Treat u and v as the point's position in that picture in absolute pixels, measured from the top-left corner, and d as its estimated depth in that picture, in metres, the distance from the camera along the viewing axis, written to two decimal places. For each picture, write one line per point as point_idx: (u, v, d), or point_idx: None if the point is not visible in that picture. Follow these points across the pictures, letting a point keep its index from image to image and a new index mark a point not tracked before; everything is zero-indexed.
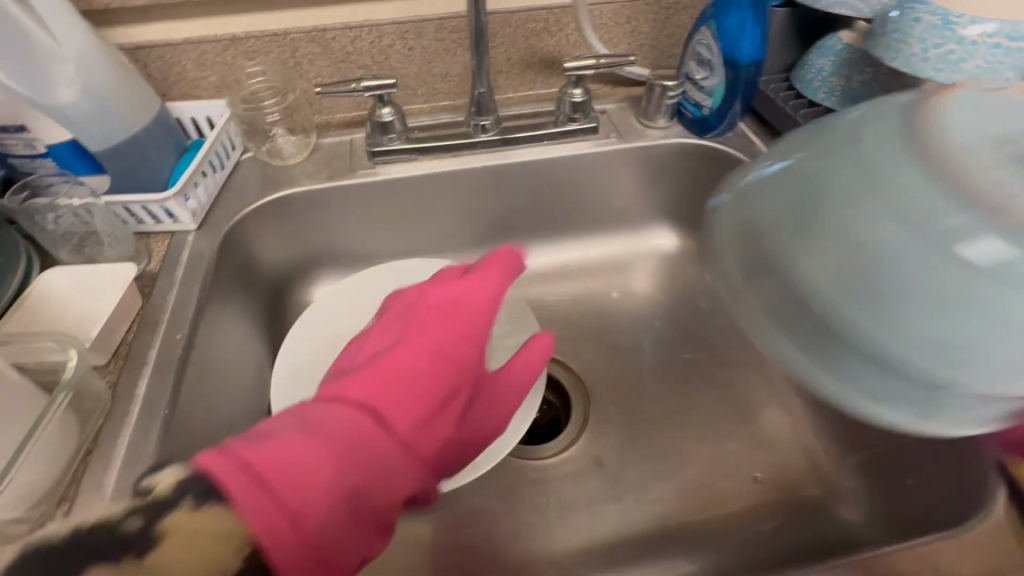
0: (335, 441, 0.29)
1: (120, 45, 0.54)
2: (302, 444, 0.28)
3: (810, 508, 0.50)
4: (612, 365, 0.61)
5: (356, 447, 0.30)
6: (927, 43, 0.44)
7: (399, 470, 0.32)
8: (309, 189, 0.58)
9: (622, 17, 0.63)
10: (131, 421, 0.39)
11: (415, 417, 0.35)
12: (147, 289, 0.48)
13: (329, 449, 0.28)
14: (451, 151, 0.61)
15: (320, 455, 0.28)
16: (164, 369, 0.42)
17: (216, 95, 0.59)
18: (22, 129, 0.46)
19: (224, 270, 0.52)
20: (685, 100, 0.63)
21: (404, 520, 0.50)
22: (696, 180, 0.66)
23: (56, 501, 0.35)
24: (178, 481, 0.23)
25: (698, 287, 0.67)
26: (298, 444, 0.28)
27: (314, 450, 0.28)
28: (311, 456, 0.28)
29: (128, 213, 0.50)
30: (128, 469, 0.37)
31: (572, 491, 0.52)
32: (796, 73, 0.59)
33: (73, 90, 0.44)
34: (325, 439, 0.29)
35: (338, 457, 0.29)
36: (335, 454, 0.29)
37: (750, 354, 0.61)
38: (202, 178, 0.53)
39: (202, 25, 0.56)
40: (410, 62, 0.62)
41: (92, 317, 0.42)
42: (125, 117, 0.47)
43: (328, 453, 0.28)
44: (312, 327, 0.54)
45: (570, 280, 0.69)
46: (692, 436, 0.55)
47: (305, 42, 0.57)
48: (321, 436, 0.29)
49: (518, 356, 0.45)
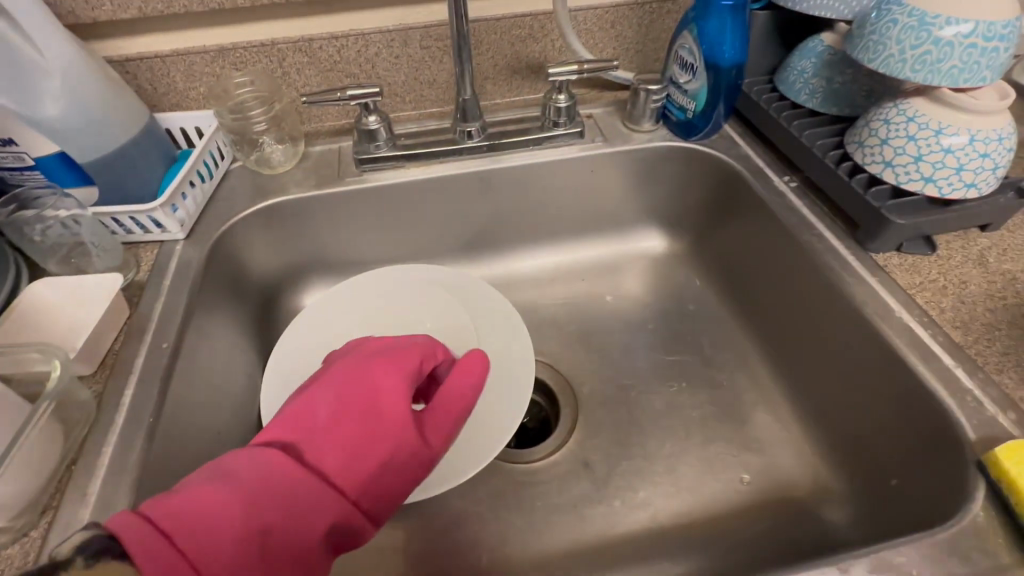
0: (246, 487, 0.33)
1: (108, 57, 0.55)
2: (215, 491, 0.33)
3: (797, 510, 0.50)
4: (601, 368, 0.61)
5: (269, 490, 0.34)
6: (904, 44, 0.44)
7: (313, 509, 0.35)
8: (298, 198, 0.59)
9: (606, 22, 0.63)
10: (115, 430, 0.39)
11: (337, 457, 0.38)
12: (135, 299, 0.48)
13: (238, 495, 0.33)
14: (439, 158, 0.61)
15: (228, 501, 0.32)
16: (149, 378, 0.42)
17: (205, 105, 0.59)
18: (10, 143, 0.46)
19: (213, 278, 0.53)
20: (669, 104, 0.64)
21: (392, 525, 0.50)
22: (683, 182, 0.67)
23: (39, 510, 0.35)
24: (81, 543, 0.27)
25: (686, 289, 0.68)
26: (212, 491, 0.33)
27: (224, 496, 0.33)
28: (221, 503, 0.32)
29: (116, 223, 0.50)
30: (112, 477, 0.37)
31: (559, 494, 0.52)
32: (780, 75, 0.60)
33: (59, 103, 0.44)
34: (237, 485, 0.33)
35: (247, 502, 0.33)
36: (244, 498, 0.33)
37: (738, 355, 0.61)
38: (190, 188, 0.54)
39: (190, 36, 0.56)
40: (397, 70, 0.62)
41: (78, 327, 0.43)
42: (113, 129, 0.48)
43: (236, 498, 0.33)
44: (301, 334, 0.55)
45: (559, 283, 0.69)
46: (680, 438, 0.55)
47: (292, 52, 0.58)
48: (235, 482, 0.34)
49: (455, 385, 0.45)
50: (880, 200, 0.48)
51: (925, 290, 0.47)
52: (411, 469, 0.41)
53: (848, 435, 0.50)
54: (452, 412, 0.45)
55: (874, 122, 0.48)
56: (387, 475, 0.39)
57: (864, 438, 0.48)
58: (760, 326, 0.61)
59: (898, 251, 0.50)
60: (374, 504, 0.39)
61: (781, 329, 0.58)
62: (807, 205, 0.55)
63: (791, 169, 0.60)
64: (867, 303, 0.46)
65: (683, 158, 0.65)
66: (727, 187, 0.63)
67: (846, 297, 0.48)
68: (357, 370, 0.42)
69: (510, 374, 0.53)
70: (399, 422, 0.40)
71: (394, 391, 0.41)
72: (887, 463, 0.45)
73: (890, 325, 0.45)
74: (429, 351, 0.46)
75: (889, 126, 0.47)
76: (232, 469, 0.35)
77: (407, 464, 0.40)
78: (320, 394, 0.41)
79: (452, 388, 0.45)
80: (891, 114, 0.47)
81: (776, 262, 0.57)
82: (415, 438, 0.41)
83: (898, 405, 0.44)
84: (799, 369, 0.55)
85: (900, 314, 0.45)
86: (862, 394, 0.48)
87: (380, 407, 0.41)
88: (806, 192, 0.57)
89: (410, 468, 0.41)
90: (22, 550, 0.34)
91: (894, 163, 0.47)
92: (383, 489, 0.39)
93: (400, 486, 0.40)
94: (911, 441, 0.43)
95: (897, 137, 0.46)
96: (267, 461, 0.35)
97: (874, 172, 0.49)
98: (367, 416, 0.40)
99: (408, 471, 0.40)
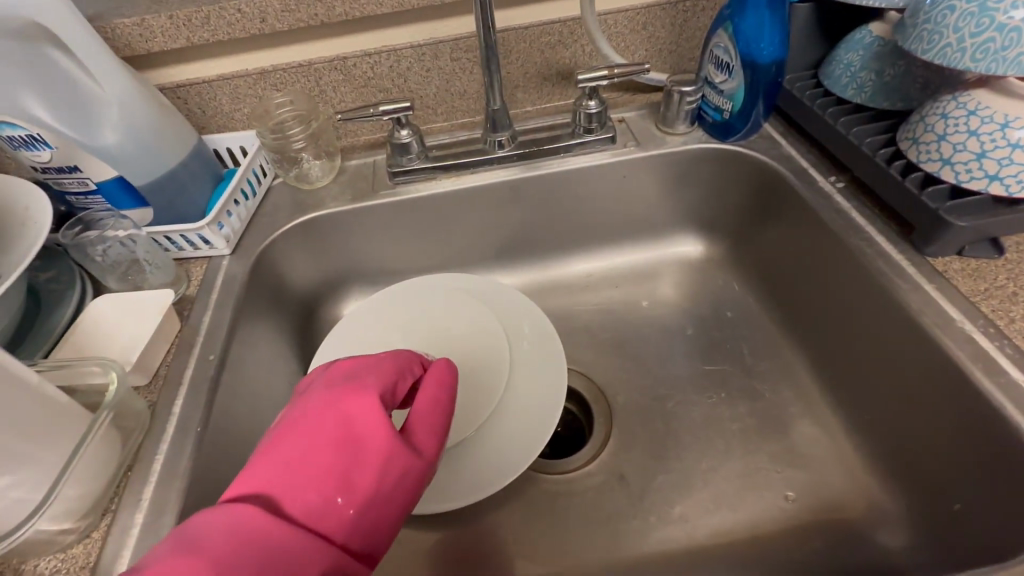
0: (216, 548, 0.30)
1: (161, 84, 0.59)
2: (184, 562, 0.29)
3: (847, 532, 0.47)
4: (636, 376, 0.60)
5: (244, 548, 0.30)
6: (963, 32, 0.41)
7: (296, 564, 0.31)
8: (334, 212, 0.61)
9: (639, 24, 0.62)
10: (167, 437, 0.42)
11: (316, 499, 0.34)
12: (185, 312, 0.51)
13: (210, 560, 0.29)
14: (470, 168, 0.62)
15: (202, 571, 0.29)
16: (198, 388, 0.45)
17: (249, 126, 0.62)
18: (75, 170, 0.49)
19: (256, 291, 0.55)
20: (705, 104, 0.62)
21: (425, 533, 0.51)
22: (720, 185, 0.65)
23: (101, 512, 0.38)
24: None
25: (725, 295, 0.65)
26: (180, 564, 0.29)
27: (197, 565, 0.29)
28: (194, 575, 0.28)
29: (167, 240, 0.53)
30: (164, 483, 0.39)
31: (592, 507, 0.52)
32: (825, 69, 0.58)
33: (117, 132, 0.48)
34: (208, 550, 0.29)
35: (222, 568, 0.29)
36: (219, 564, 0.29)
37: (782, 365, 0.58)
38: (235, 206, 0.57)
39: (233, 61, 0.59)
40: (428, 83, 0.63)
41: (133, 341, 0.46)
42: (164, 153, 0.51)
43: (210, 565, 0.29)
44: (338, 343, 0.56)
45: (593, 289, 0.68)
46: (718, 451, 0.53)
47: (328, 70, 0.60)
48: (205, 546, 0.30)
49: (426, 399, 0.39)
50: (938, 201, 0.44)
51: (992, 298, 0.43)
52: (395, 499, 0.36)
53: (903, 452, 0.46)
54: (431, 428, 0.39)
55: (930, 117, 0.45)
56: (373, 510, 0.35)
57: (922, 458, 0.45)
58: (805, 334, 0.58)
59: (959, 255, 0.46)
60: (365, 542, 0.35)
61: (828, 338, 0.55)
62: (856, 207, 0.52)
63: (837, 168, 0.56)
64: (924, 312, 0.43)
65: (718, 160, 0.63)
66: (768, 189, 0.60)
67: (900, 305, 0.45)
68: (322, 399, 0.37)
69: (549, 375, 0.53)
70: (377, 451, 0.36)
71: (366, 418, 0.36)
72: (948, 484, 0.42)
73: (950, 336, 0.41)
74: (402, 363, 0.40)
75: (946, 120, 0.44)
76: (200, 532, 0.30)
77: (392, 494, 0.36)
78: (287, 430, 0.36)
79: (424, 403, 0.39)
80: (949, 108, 0.44)
81: (822, 266, 0.54)
82: (397, 466, 0.36)
83: (962, 423, 0.40)
84: (848, 381, 0.52)
85: (962, 324, 0.42)
86: (919, 409, 0.44)
87: (351, 437, 0.36)
88: (854, 193, 0.54)
89: (396, 498, 0.36)
90: (86, 550, 0.36)
91: (953, 160, 0.44)
92: (372, 525, 0.35)
93: (388, 516, 0.36)
94: (977, 462, 0.40)
95: (957, 133, 0.43)
96: (237, 517, 0.31)
97: (930, 171, 0.45)
98: (339, 450, 0.35)
99: (394, 501, 0.36)
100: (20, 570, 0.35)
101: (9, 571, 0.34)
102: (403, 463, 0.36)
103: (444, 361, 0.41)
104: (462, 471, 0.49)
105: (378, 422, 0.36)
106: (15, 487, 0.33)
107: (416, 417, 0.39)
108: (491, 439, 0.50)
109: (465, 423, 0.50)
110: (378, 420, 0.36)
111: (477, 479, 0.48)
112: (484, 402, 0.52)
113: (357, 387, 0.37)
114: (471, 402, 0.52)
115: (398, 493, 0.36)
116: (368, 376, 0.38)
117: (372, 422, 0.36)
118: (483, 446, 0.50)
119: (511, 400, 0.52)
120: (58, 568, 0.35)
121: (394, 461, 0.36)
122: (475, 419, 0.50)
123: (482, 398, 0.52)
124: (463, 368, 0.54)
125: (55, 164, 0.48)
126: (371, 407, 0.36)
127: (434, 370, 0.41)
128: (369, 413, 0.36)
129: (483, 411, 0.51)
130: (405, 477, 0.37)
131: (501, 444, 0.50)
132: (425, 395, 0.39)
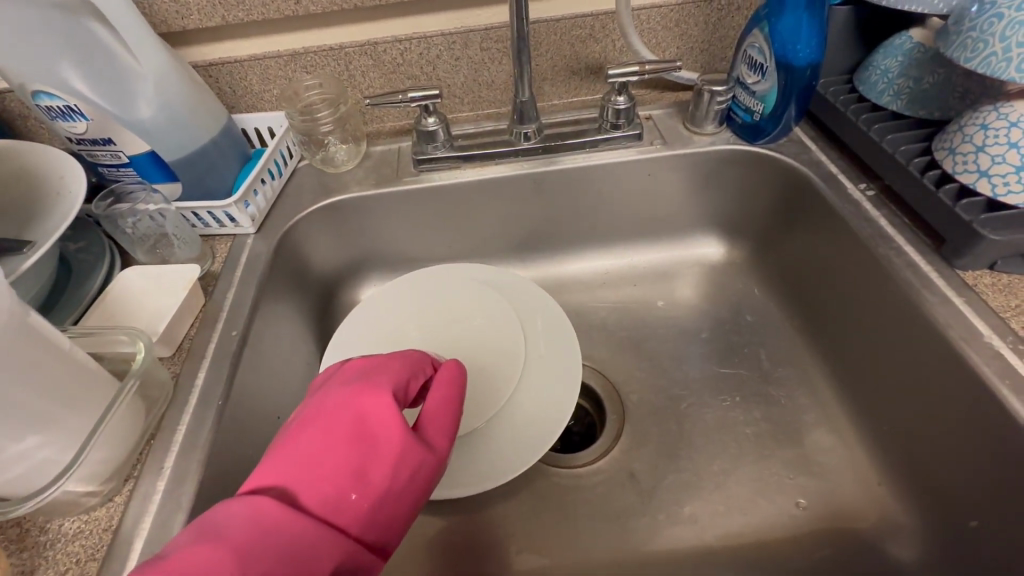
0: (235, 539, 0.30)
1: (194, 62, 0.59)
2: (205, 550, 0.29)
3: (858, 543, 0.47)
4: (651, 375, 0.60)
5: (264, 539, 0.30)
6: (1010, 41, 0.40)
7: (312, 555, 0.31)
8: (359, 196, 0.61)
9: (672, 21, 0.61)
10: (189, 409, 0.42)
11: (332, 492, 0.34)
12: (209, 288, 0.52)
13: (230, 550, 0.29)
14: (493, 159, 0.62)
15: (223, 557, 0.29)
16: (220, 363, 0.46)
17: (277, 107, 0.63)
18: (109, 142, 0.50)
19: (279, 270, 0.56)
20: (735, 105, 0.61)
21: (435, 517, 0.52)
22: (747, 188, 0.64)
23: (124, 477, 0.38)
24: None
25: (745, 299, 0.65)
26: (202, 553, 0.29)
27: (216, 552, 0.29)
28: (214, 561, 0.29)
29: (195, 217, 0.54)
30: (186, 453, 0.40)
31: (601, 502, 0.52)
32: (860, 74, 0.57)
33: (151, 105, 0.48)
34: (228, 539, 0.30)
35: (244, 556, 0.29)
36: (238, 551, 0.30)
37: (800, 371, 0.58)
38: (262, 185, 0.57)
39: (265, 42, 0.59)
40: (457, 71, 0.63)
41: (159, 312, 0.46)
42: (195, 130, 0.52)
43: (229, 553, 0.29)
44: (356, 325, 0.57)
45: (610, 286, 0.68)
46: (731, 453, 0.53)
47: (359, 55, 0.60)
48: (224, 537, 0.30)
49: (438, 399, 0.40)
50: (973, 213, 0.44)
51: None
52: (408, 494, 0.36)
53: (921, 466, 0.46)
54: (443, 426, 0.39)
55: (969, 127, 0.44)
56: (388, 504, 0.36)
57: (940, 471, 0.44)
58: (824, 342, 0.57)
59: (990, 269, 0.45)
60: (379, 536, 0.36)
61: (848, 348, 0.54)
62: (885, 216, 0.51)
63: (868, 175, 0.55)
64: (953, 326, 0.42)
65: (749, 162, 0.62)
66: (796, 193, 0.60)
67: (928, 317, 0.44)
68: (337, 396, 0.38)
69: (564, 370, 0.53)
70: (390, 448, 0.36)
71: (380, 415, 0.36)
72: (967, 500, 0.42)
73: (978, 351, 0.41)
74: (413, 363, 0.41)
75: (986, 131, 0.43)
76: (220, 523, 0.31)
77: (405, 490, 0.36)
78: (303, 429, 0.36)
79: (435, 404, 0.39)
80: (990, 118, 0.43)
81: (846, 275, 0.53)
82: (414, 460, 0.37)
83: (983, 439, 0.40)
84: (867, 391, 0.52)
85: (990, 339, 0.41)
86: (939, 423, 0.44)
87: (368, 435, 0.36)
88: (884, 202, 0.53)
89: (409, 494, 0.37)
90: (108, 513, 0.37)
91: (990, 172, 0.43)
92: (385, 519, 0.36)
93: (402, 511, 0.37)
94: (999, 479, 0.39)
95: (997, 144, 0.42)
96: (255, 509, 0.32)
97: (966, 182, 0.44)
98: (355, 446, 0.36)
99: (407, 496, 0.37)
100: (46, 528, 0.36)
101: (35, 529, 0.36)
102: (416, 458, 0.37)
103: (455, 363, 0.42)
104: (471, 463, 0.49)
105: (392, 420, 0.36)
106: (43, 449, 0.34)
107: (428, 416, 0.39)
108: (499, 432, 0.50)
109: (478, 413, 0.50)
110: (392, 418, 0.36)
111: (483, 472, 0.48)
112: (496, 395, 0.52)
113: (372, 386, 0.37)
114: (483, 392, 0.52)
115: (410, 489, 0.37)
116: (383, 376, 0.38)
117: (386, 419, 0.36)
118: (488, 443, 0.50)
119: (524, 394, 0.52)
120: (81, 528, 0.36)
121: (407, 456, 0.36)
122: (476, 418, 0.50)
123: (495, 389, 0.52)
124: (479, 357, 0.54)
125: (90, 136, 0.49)
126: (385, 405, 0.36)
127: (445, 371, 0.41)
128: (383, 411, 0.36)
129: (495, 401, 0.51)
130: (417, 473, 0.37)
131: (513, 440, 0.50)
132: (436, 395, 0.40)
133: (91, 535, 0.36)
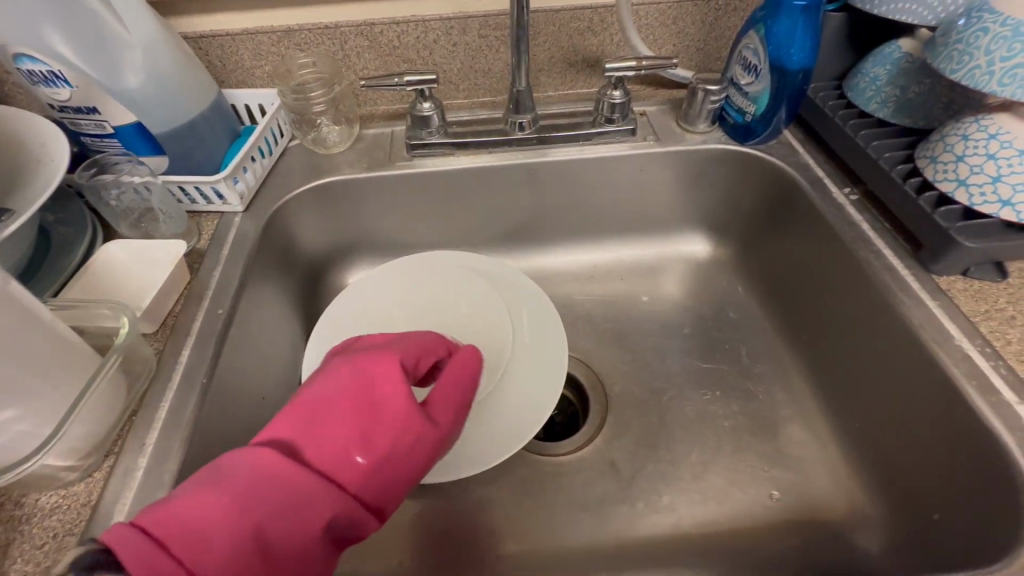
0: (237, 486, 0.30)
1: (184, 33, 0.57)
2: (208, 495, 0.30)
3: (826, 533, 0.49)
4: (634, 368, 0.61)
5: (265, 488, 0.31)
6: (994, 55, 0.41)
7: (310, 506, 0.31)
8: (350, 178, 0.60)
9: (668, 18, 0.62)
10: (172, 387, 0.42)
11: (334, 451, 0.34)
12: (195, 265, 0.51)
13: (231, 495, 0.30)
14: (488, 147, 0.62)
15: (224, 503, 0.29)
16: (205, 341, 0.45)
17: (269, 84, 0.62)
18: (93, 111, 0.48)
19: (267, 250, 0.55)
20: (727, 105, 0.62)
21: (417, 501, 0.52)
22: (735, 188, 0.65)
23: (104, 453, 0.38)
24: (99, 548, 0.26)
25: (729, 296, 0.66)
26: (205, 497, 0.30)
27: (218, 495, 0.30)
28: (215, 504, 0.29)
29: (182, 192, 0.53)
30: (167, 431, 0.40)
31: (582, 490, 0.53)
32: (850, 81, 0.58)
33: (139, 76, 0.47)
34: (229, 486, 0.30)
35: (245, 503, 0.30)
36: (239, 497, 0.30)
37: (778, 368, 0.60)
38: (251, 163, 0.56)
39: (258, 17, 0.58)
40: (453, 57, 0.63)
41: (143, 287, 0.46)
42: (186, 102, 0.51)
43: (230, 500, 0.30)
44: (344, 308, 0.56)
45: (598, 279, 0.69)
46: (709, 445, 0.55)
47: (355, 35, 0.59)
48: (228, 483, 0.30)
49: (447, 376, 0.40)
50: (950, 220, 0.45)
51: (991, 319, 0.44)
52: (410, 462, 0.36)
53: (889, 461, 0.48)
54: (450, 402, 0.39)
55: (950, 137, 0.46)
56: (388, 468, 0.36)
57: (908, 468, 0.46)
58: (803, 341, 0.59)
59: (963, 275, 0.47)
60: (376, 499, 0.35)
61: (826, 346, 0.56)
62: (867, 220, 0.53)
63: (853, 180, 0.57)
64: (925, 328, 0.44)
65: (739, 162, 0.63)
66: (783, 194, 0.61)
67: (902, 319, 0.46)
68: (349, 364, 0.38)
69: (549, 361, 0.54)
70: (395, 415, 0.36)
71: (389, 383, 0.36)
72: (930, 494, 0.43)
73: (948, 353, 0.42)
74: (426, 341, 0.41)
75: (967, 142, 0.44)
76: (224, 470, 0.31)
77: (406, 457, 0.36)
78: (313, 392, 0.37)
79: (444, 381, 0.40)
80: (970, 130, 0.44)
81: (827, 276, 0.55)
82: (418, 428, 0.36)
83: (949, 437, 0.42)
84: (842, 389, 0.54)
85: (960, 342, 0.43)
86: (908, 421, 0.46)
87: (375, 400, 0.36)
88: (866, 206, 0.54)
89: (409, 461, 0.36)
90: (87, 488, 0.36)
91: (968, 182, 0.44)
92: (384, 483, 0.36)
93: (402, 478, 0.36)
94: (960, 475, 0.41)
95: (976, 155, 0.44)
96: (259, 458, 0.32)
97: (945, 190, 0.46)
98: (362, 410, 0.36)
99: (407, 463, 0.36)
100: (21, 502, 0.35)
101: (12, 502, 0.35)
102: (420, 429, 0.37)
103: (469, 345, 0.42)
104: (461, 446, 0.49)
105: (400, 387, 0.36)
106: (22, 421, 0.33)
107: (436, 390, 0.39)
108: (487, 420, 0.50)
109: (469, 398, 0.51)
110: (400, 386, 0.36)
111: (471, 457, 0.48)
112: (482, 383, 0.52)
113: (384, 356, 0.38)
114: None
115: (411, 457, 0.36)
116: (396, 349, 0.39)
117: (393, 387, 0.36)
118: (474, 428, 0.50)
119: (512, 381, 0.53)
120: (59, 503, 0.36)
121: (411, 424, 0.36)
122: None
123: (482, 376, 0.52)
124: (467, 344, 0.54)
125: (73, 104, 0.47)
126: (394, 373, 0.37)
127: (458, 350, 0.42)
128: (392, 378, 0.37)
129: (483, 387, 0.52)
130: (420, 442, 0.37)
131: (496, 428, 0.50)
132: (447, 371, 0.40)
133: (70, 510, 0.35)
